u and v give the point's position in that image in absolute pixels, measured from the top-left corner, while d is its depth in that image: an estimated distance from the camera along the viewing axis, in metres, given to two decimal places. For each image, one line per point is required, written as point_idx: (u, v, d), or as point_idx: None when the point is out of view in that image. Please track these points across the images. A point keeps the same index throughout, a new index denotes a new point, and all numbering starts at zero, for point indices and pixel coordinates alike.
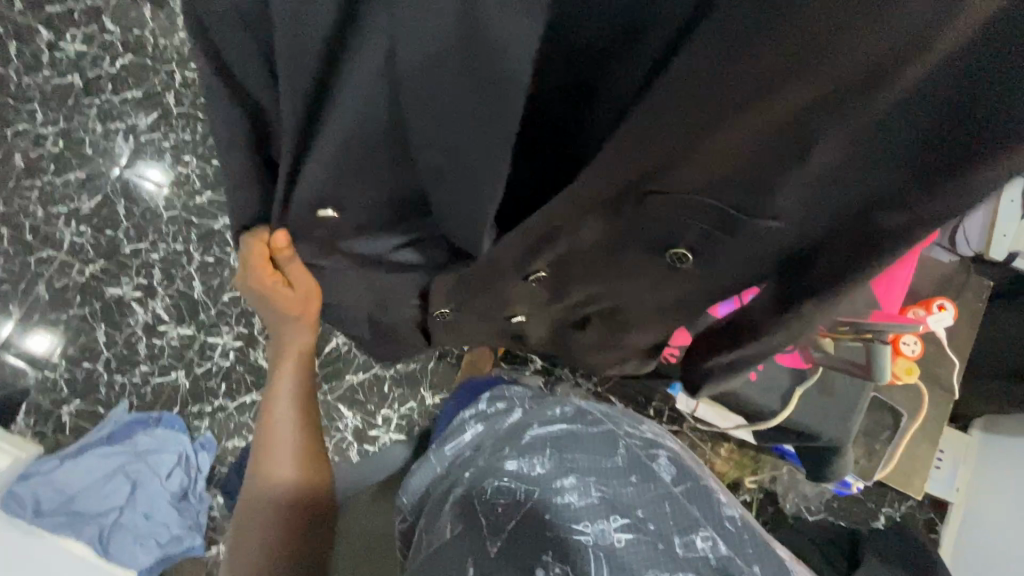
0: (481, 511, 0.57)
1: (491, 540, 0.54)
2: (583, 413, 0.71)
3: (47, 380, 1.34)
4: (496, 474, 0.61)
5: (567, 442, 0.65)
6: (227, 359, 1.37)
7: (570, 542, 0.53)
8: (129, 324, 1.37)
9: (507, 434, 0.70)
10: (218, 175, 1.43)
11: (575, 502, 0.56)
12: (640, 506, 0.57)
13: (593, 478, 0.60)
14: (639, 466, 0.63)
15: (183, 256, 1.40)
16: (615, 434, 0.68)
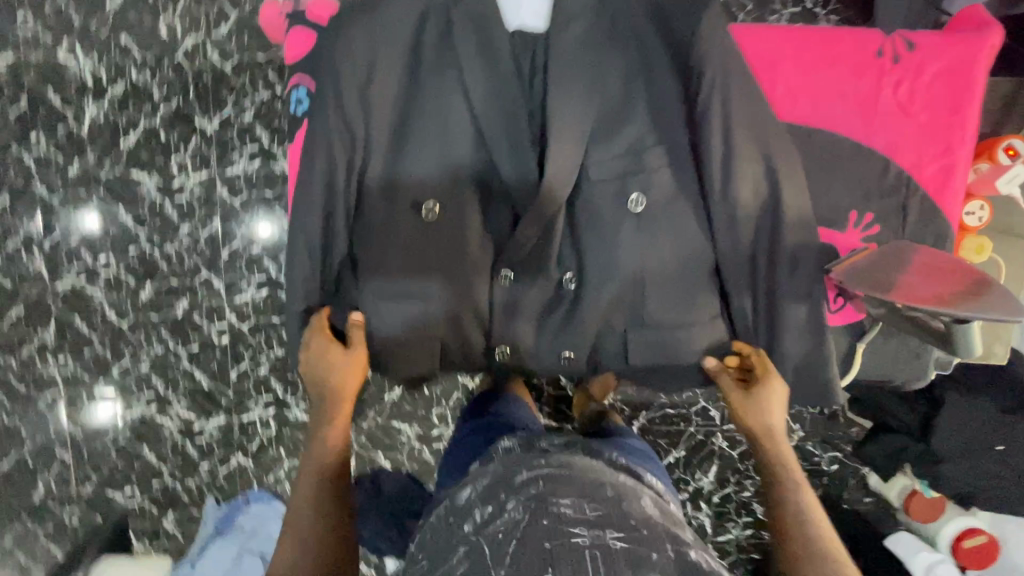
0: (483, 542, 0.59)
1: (497, 568, 0.55)
2: (569, 456, 0.72)
3: (137, 505, 1.43)
4: (494, 510, 0.63)
5: (560, 479, 0.64)
6: (271, 426, 1.37)
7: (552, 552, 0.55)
8: (166, 435, 1.39)
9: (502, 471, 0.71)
10: (145, 263, 1.32)
11: (573, 513, 0.59)
12: (639, 524, 0.59)
13: (586, 499, 0.61)
14: (632, 500, 0.64)
15: (169, 356, 1.35)
16: (601, 473, 0.68)
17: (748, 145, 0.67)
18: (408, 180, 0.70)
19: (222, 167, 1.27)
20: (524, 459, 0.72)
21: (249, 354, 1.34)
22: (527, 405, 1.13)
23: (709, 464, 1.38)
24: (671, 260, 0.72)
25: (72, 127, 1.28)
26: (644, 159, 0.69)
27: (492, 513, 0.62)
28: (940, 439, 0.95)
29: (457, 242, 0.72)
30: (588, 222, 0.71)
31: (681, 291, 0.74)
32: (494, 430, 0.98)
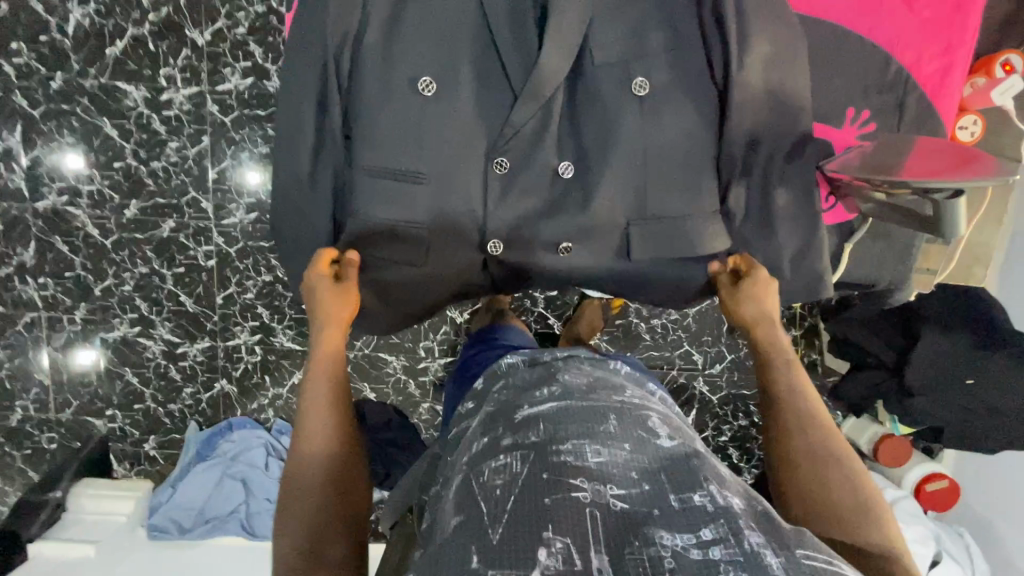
0: (482, 497, 0.60)
1: (493, 526, 0.55)
2: (571, 386, 0.74)
3: (117, 429, 1.42)
4: (493, 455, 0.65)
5: (560, 419, 0.67)
6: (256, 353, 1.36)
7: (551, 524, 0.54)
8: (149, 359, 1.38)
9: (506, 409, 0.74)
10: (131, 180, 1.29)
11: (575, 461, 0.61)
12: (639, 467, 0.61)
13: (587, 441, 0.63)
14: (635, 432, 0.66)
15: (154, 277, 1.33)
16: (605, 404, 0.69)
17: (748, 33, 0.70)
18: (415, 50, 0.70)
19: (212, 82, 1.23)
20: (529, 395, 0.74)
21: (235, 279, 1.33)
22: (523, 330, 1.10)
23: (689, 407, 1.41)
24: (670, 145, 0.72)
25: (55, 35, 1.23)
26: (652, 41, 0.71)
27: (496, 457, 0.65)
28: (913, 372, 0.98)
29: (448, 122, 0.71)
30: (593, 105, 0.72)
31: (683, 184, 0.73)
32: (491, 353, 0.97)
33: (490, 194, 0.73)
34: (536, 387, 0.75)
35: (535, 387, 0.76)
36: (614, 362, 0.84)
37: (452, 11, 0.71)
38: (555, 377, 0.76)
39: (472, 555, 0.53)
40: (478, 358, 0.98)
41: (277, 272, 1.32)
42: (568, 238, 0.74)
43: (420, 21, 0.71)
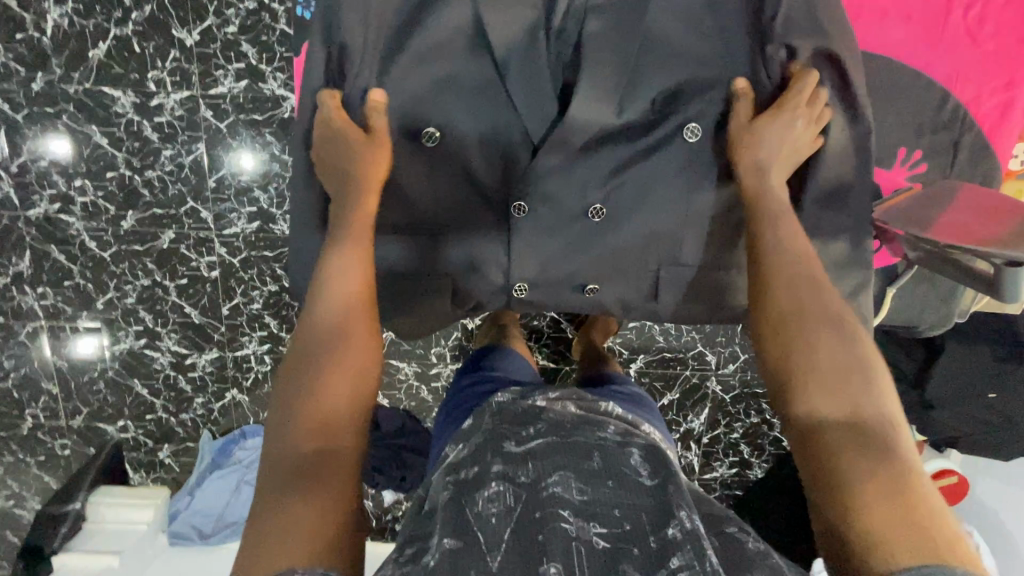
0: (475, 526, 0.57)
1: (491, 555, 0.54)
2: (559, 423, 0.72)
3: (130, 438, 1.42)
4: (484, 482, 0.62)
5: (549, 454, 0.65)
6: (266, 362, 1.35)
7: (554, 546, 0.53)
8: (158, 369, 1.36)
9: (490, 435, 0.71)
10: (126, 190, 1.23)
11: (562, 496, 0.59)
12: (621, 504, 0.58)
13: (574, 476, 0.61)
14: (619, 468, 0.63)
15: (157, 289, 1.30)
16: (589, 441, 0.67)
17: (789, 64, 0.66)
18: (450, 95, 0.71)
19: (205, 86, 1.17)
20: (515, 431, 0.71)
21: (240, 289, 1.29)
22: (523, 358, 1.07)
23: (701, 406, 1.41)
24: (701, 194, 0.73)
25: (32, 34, 1.15)
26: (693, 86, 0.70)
27: (487, 482, 0.62)
28: (933, 387, 0.97)
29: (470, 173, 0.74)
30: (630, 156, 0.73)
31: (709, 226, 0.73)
32: (487, 383, 0.94)
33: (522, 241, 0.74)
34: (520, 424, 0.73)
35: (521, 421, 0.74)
36: (605, 403, 0.82)
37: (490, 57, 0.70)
38: (541, 415, 0.75)
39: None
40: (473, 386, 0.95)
41: (282, 282, 1.29)
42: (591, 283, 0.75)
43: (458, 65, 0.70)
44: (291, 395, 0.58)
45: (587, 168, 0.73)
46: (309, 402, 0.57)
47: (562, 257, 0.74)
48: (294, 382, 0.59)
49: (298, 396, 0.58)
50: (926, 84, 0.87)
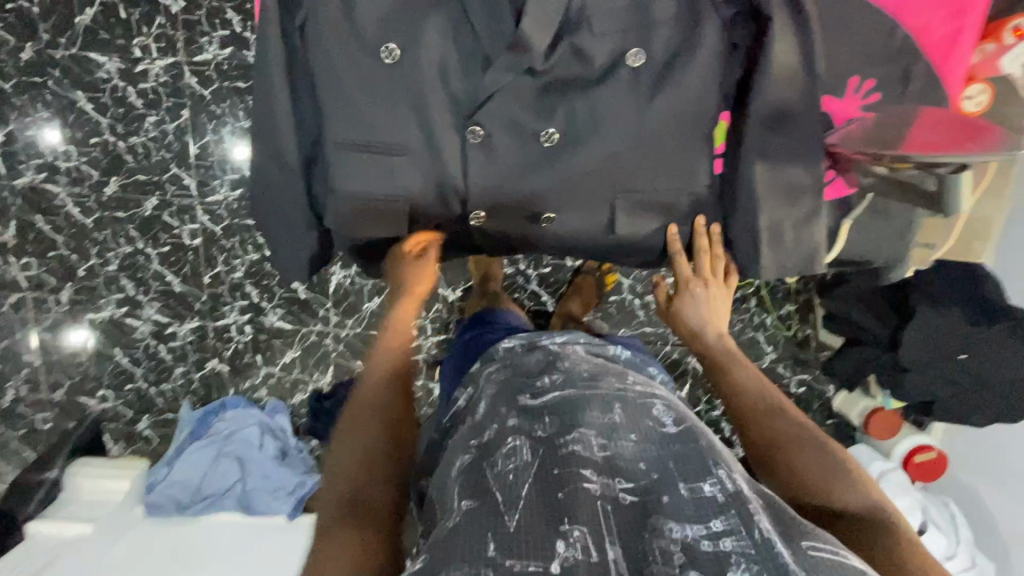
0: (493, 485, 0.55)
1: (510, 514, 0.52)
2: (574, 374, 0.70)
3: (110, 409, 1.42)
4: (499, 441, 0.61)
5: (566, 408, 0.63)
6: (246, 332, 1.35)
7: (580, 507, 0.52)
8: (138, 339, 1.37)
9: (505, 393, 0.70)
10: (109, 156, 1.24)
11: (583, 452, 0.57)
12: (646, 458, 0.57)
13: (593, 432, 0.59)
14: (641, 422, 0.61)
15: (139, 257, 1.31)
16: (609, 390, 0.66)
17: None
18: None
19: (190, 53, 1.18)
20: (531, 384, 0.70)
21: (222, 258, 1.30)
22: (519, 314, 1.07)
23: (682, 382, 1.41)
24: (665, 117, 0.65)
25: (22, 2, 1.17)
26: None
27: (503, 441, 0.60)
28: (906, 349, 0.98)
29: (418, 87, 0.62)
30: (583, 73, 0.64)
31: (685, 154, 0.67)
32: (489, 337, 0.94)
33: (464, 169, 0.66)
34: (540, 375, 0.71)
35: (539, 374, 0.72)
36: (613, 347, 0.83)
37: None
38: (558, 364, 0.73)
39: (488, 544, 0.49)
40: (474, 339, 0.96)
41: (264, 250, 1.29)
42: (545, 214, 0.69)
43: None
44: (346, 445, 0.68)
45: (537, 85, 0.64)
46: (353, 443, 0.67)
47: (516, 182, 0.67)
48: (348, 428, 0.69)
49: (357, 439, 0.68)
50: (874, 13, 0.74)
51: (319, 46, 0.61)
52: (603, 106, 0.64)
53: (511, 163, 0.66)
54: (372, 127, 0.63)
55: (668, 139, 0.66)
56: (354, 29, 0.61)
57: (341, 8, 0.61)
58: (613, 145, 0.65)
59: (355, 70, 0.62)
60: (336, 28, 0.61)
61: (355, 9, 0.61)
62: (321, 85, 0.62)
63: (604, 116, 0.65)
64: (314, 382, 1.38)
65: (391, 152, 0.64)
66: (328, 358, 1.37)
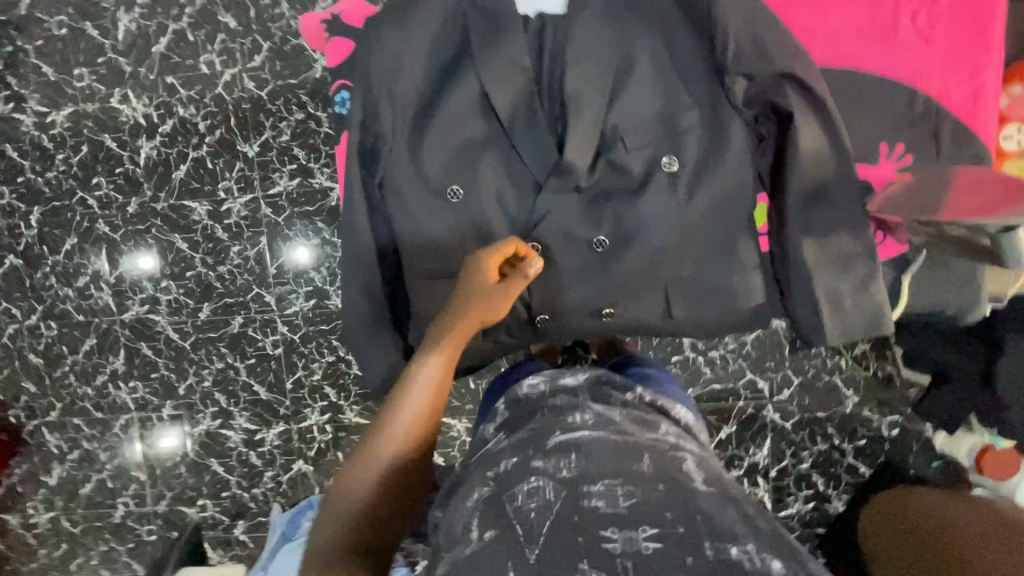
0: (515, 520, 0.57)
1: (530, 547, 0.54)
2: (603, 420, 0.71)
3: (209, 517, 1.51)
4: (523, 476, 0.62)
5: (594, 450, 0.63)
6: (327, 432, 1.43)
7: (600, 550, 0.51)
8: (232, 447, 1.47)
9: (534, 433, 0.70)
10: (202, 284, 1.41)
11: (605, 505, 0.56)
12: (671, 506, 0.55)
13: (620, 480, 0.58)
14: (671, 474, 0.61)
15: (229, 370, 1.43)
16: (642, 443, 0.66)
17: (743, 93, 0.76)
18: (450, 153, 0.82)
19: (265, 187, 1.36)
20: (561, 422, 0.71)
21: (302, 363, 1.41)
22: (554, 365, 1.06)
23: (762, 438, 1.34)
24: (686, 213, 0.80)
25: (128, 167, 1.39)
26: (670, 115, 0.79)
27: (524, 478, 0.61)
28: (1002, 386, 0.93)
29: (484, 216, 0.82)
30: (617, 187, 0.81)
31: (707, 236, 0.82)
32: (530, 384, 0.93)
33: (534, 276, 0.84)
34: (569, 415, 0.72)
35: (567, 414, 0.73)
36: (634, 391, 0.85)
37: (488, 120, 0.82)
38: (586, 407, 0.75)
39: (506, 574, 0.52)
40: (512, 378, 0.97)
41: (339, 352, 1.40)
42: (604, 309, 0.83)
43: (456, 127, 0.81)
44: (347, 486, 0.65)
45: (583, 202, 0.82)
46: (350, 489, 0.64)
47: (570, 285, 0.83)
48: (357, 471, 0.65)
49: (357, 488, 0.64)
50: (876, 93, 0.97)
51: (405, 199, 0.81)
52: (643, 216, 0.81)
53: (570, 270, 0.83)
54: (452, 253, 0.83)
55: (692, 228, 0.81)
56: (432, 180, 0.82)
57: (421, 167, 0.81)
58: (646, 244, 0.81)
59: (435, 209, 0.82)
60: (418, 183, 0.81)
61: (429, 164, 0.81)
62: (408, 226, 0.82)
63: (640, 219, 0.80)
64: None
65: (464, 269, 0.84)
66: None
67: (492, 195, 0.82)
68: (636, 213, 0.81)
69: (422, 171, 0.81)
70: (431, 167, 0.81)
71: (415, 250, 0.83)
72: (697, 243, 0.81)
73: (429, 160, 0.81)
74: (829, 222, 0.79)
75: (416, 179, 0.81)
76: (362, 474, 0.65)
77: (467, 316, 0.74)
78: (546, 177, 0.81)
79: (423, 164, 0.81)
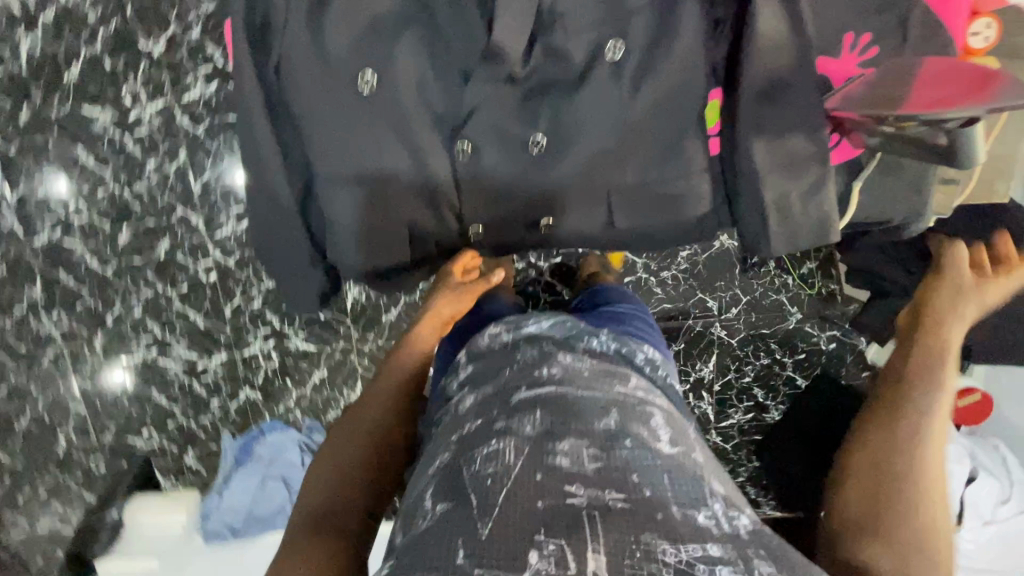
0: (470, 487, 0.55)
1: (483, 521, 0.51)
2: (573, 369, 0.67)
3: (157, 446, 1.47)
4: (483, 440, 0.60)
5: (559, 409, 0.61)
6: (273, 358, 1.39)
7: (564, 513, 0.51)
8: (173, 377, 1.41)
9: (501, 387, 0.67)
10: (117, 204, 1.27)
11: (571, 466, 0.55)
12: (639, 468, 0.55)
13: (586, 441, 0.57)
14: (635, 429, 0.60)
15: (160, 298, 1.34)
16: (606, 395, 0.64)
17: None
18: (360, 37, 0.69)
19: (178, 92, 1.20)
20: (526, 374, 0.68)
21: (239, 289, 1.33)
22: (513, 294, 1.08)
23: (708, 354, 1.38)
24: (628, 107, 0.72)
25: None
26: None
27: (485, 442, 0.59)
28: None
29: (401, 113, 0.72)
30: (553, 78, 0.72)
31: (649, 138, 0.76)
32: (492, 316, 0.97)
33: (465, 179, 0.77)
34: (535, 366, 0.68)
35: (534, 365, 0.69)
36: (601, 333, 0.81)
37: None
38: (554, 356, 0.70)
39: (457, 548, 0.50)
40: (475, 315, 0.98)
41: None
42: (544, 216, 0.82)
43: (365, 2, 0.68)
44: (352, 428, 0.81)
45: (515, 95, 0.72)
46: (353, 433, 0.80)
47: (506, 189, 0.79)
48: (359, 419, 0.82)
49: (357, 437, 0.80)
50: None
51: (310, 91, 0.71)
52: (582, 112, 0.72)
53: (503, 172, 0.77)
54: (371, 156, 0.74)
55: (633, 127, 0.74)
56: (339, 68, 0.70)
57: (326, 53, 0.70)
58: (585, 142, 0.74)
59: (348, 105, 0.72)
60: (323, 72, 0.70)
61: (338, 54, 0.70)
62: (316, 123, 0.72)
63: (578, 112, 0.72)
64: (345, 397, 1.41)
65: (384, 173, 0.75)
66: (355, 373, 1.39)
67: (411, 85, 0.71)
68: (574, 107, 0.72)
69: (328, 57, 0.70)
70: (338, 52, 0.70)
71: (330, 153, 0.74)
72: (639, 143, 0.75)
73: (335, 43, 0.69)
74: (780, 118, 0.73)
75: (320, 66, 0.70)
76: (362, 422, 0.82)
77: (435, 312, 0.99)
78: (474, 66, 0.71)
79: (328, 49, 0.69)
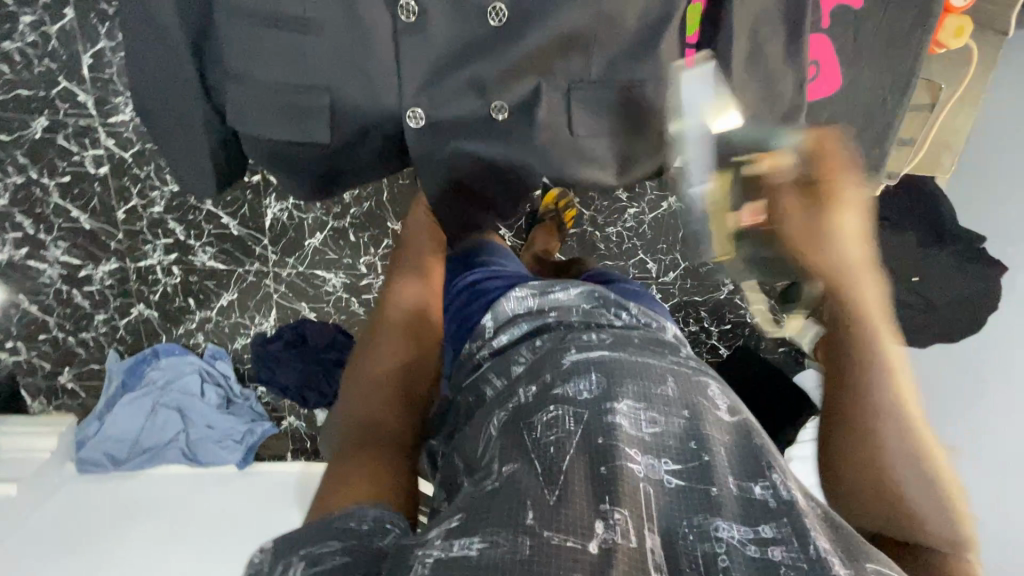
0: (534, 452, 0.45)
1: (549, 488, 0.42)
2: (625, 337, 0.58)
3: (23, 363, 1.27)
4: (541, 406, 0.49)
5: (611, 369, 0.51)
6: (174, 274, 1.23)
7: (621, 483, 0.42)
8: (47, 284, 1.21)
9: (548, 347, 0.57)
10: None
11: (630, 431, 0.46)
12: (699, 435, 0.47)
13: (642, 403, 0.48)
14: (693, 397, 0.50)
15: (34, 188, 1.13)
16: (660, 359, 0.54)
17: None
18: None
19: None
20: (575, 339, 0.57)
21: (137, 189, 1.16)
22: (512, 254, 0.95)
23: None
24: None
25: None
26: None
27: (542, 407, 0.49)
28: None
29: None
30: None
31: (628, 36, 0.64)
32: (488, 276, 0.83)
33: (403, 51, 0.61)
34: (577, 333, 0.58)
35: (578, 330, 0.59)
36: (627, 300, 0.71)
37: None
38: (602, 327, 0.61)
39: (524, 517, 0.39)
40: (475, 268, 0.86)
41: None
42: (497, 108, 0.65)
43: None
44: (365, 378, 0.68)
45: None
46: (368, 383, 0.68)
47: (455, 70, 0.63)
48: (372, 368, 0.69)
49: (370, 388, 0.67)
50: None
51: None
52: None
53: (451, 47, 0.62)
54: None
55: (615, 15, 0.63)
56: None
57: None
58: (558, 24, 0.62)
59: None
60: None
61: None
62: None
63: None
64: (256, 325, 1.28)
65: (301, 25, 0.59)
66: (269, 300, 1.26)
67: None
68: None
69: None
70: None
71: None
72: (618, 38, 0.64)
73: None
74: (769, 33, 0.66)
75: None
76: (373, 370, 0.69)
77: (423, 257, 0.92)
78: None
79: None
